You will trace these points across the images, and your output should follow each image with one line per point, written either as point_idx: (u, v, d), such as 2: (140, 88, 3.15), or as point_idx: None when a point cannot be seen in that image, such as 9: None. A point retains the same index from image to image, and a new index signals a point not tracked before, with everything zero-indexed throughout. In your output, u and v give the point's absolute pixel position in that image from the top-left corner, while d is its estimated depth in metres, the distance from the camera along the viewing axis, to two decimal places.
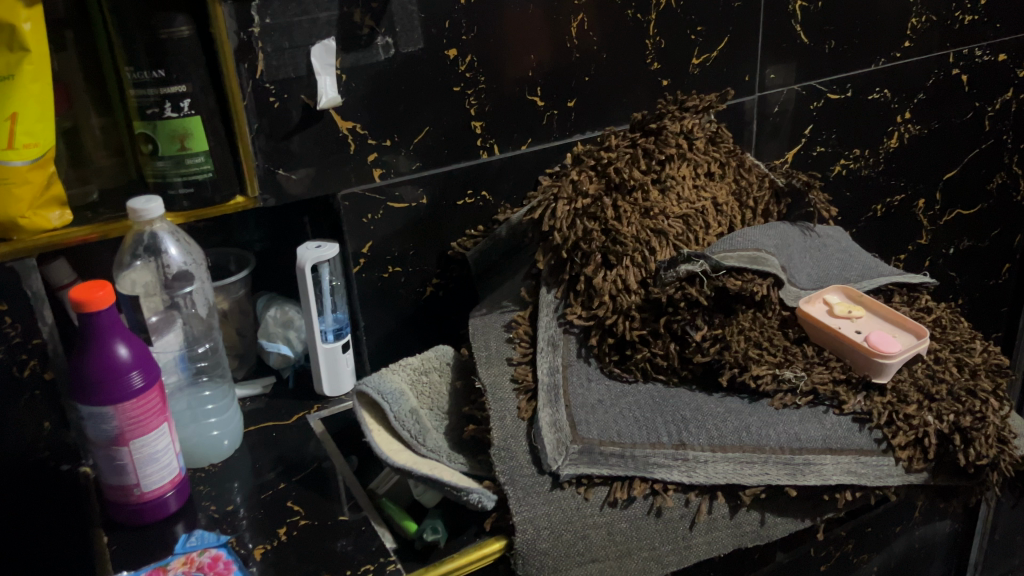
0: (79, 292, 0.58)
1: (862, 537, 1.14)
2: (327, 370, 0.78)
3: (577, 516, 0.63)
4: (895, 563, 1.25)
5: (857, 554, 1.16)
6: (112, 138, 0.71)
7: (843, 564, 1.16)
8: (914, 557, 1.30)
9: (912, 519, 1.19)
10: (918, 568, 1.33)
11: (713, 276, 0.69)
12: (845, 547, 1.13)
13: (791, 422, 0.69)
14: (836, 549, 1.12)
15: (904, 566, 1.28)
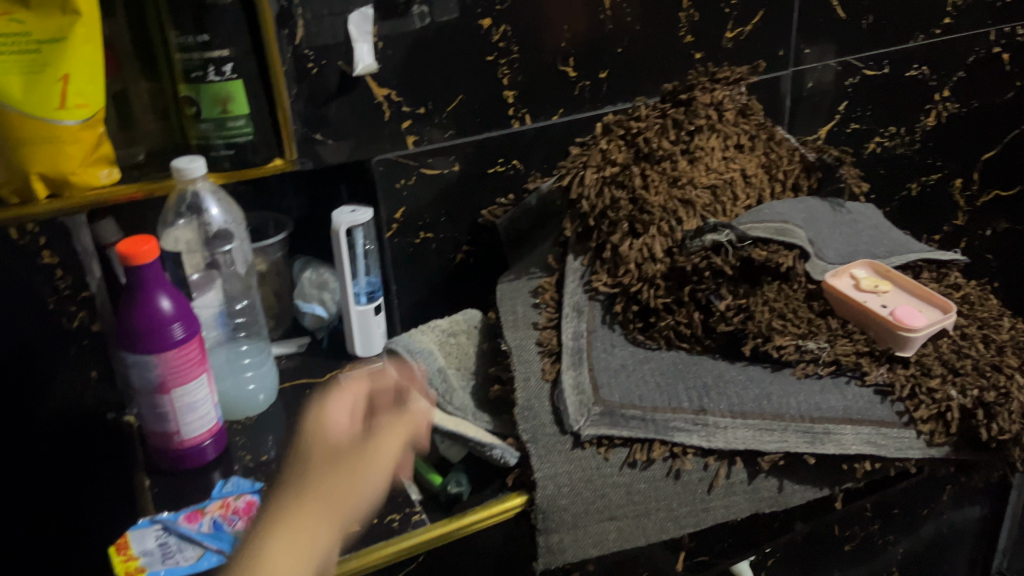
0: (125, 246, 0.61)
1: (888, 518, 1.14)
2: (360, 332, 0.81)
3: (598, 476, 0.64)
4: (921, 546, 1.25)
5: (883, 535, 1.17)
6: (158, 102, 0.73)
7: (868, 544, 1.16)
8: (941, 541, 1.30)
9: (940, 502, 1.19)
10: (944, 552, 1.32)
11: (738, 246, 0.70)
12: (870, 527, 1.13)
13: (812, 392, 0.70)
14: (861, 528, 1.12)
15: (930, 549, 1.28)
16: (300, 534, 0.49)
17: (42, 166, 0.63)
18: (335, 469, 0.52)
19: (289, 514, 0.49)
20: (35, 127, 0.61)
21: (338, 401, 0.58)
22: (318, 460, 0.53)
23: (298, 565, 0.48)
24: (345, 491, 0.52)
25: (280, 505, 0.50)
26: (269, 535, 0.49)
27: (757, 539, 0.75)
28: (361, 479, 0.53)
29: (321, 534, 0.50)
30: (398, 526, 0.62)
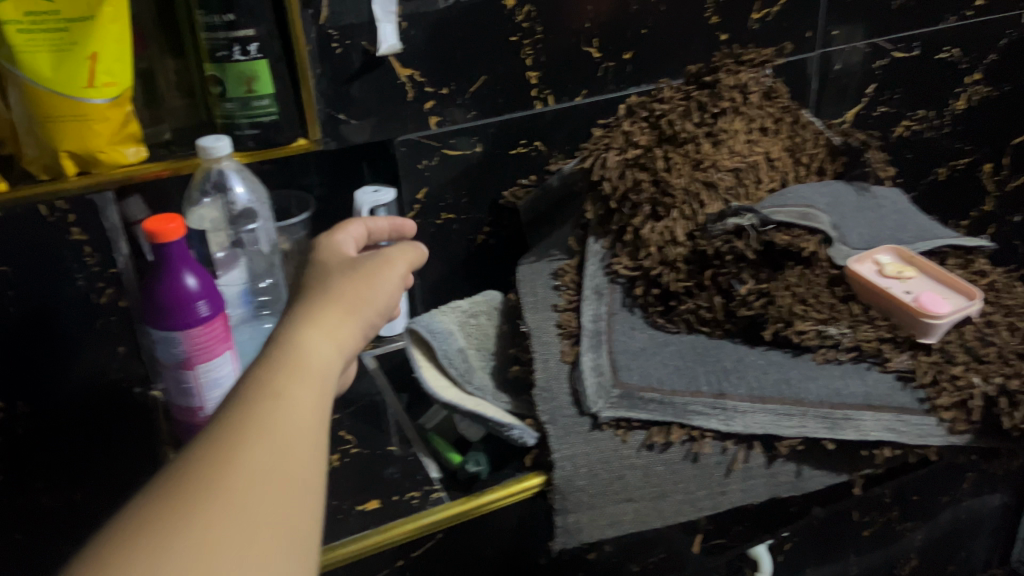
0: (153, 223, 0.62)
1: (908, 504, 1.14)
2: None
3: (615, 457, 0.65)
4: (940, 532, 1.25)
5: (901, 521, 1.16)
6: (184, 80, 0.74)
7: (886, 529, 1.16)
8: (959, 527, 1.29)
9: (961, 489, 1.19)
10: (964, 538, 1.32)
11: (761, 230, 0.70)
12: (890, 513, 1.13)
13: (833, 377, 0.70)
14: (880, 514, 1.12)
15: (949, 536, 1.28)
16: (321, 332, 0.49)
17: (70, 143, 0.64)
18: (349, 285, 0.53)
19: (312, 335, 0.48)
20: (64, 105, 0.62)
21: (349, 225, 0.61)
22: (336, 295, 0.52)
23: (327, 364, 0.48)
24: (357, 291, 0.53)
25: (300, 334, 0.48)
26: (299, 344, 0.47)
27: (775, 523, 0.75)
28: (381, 287, 0.55)
29: (344, 326, 0.51)
30: (418, 504, 0.63)
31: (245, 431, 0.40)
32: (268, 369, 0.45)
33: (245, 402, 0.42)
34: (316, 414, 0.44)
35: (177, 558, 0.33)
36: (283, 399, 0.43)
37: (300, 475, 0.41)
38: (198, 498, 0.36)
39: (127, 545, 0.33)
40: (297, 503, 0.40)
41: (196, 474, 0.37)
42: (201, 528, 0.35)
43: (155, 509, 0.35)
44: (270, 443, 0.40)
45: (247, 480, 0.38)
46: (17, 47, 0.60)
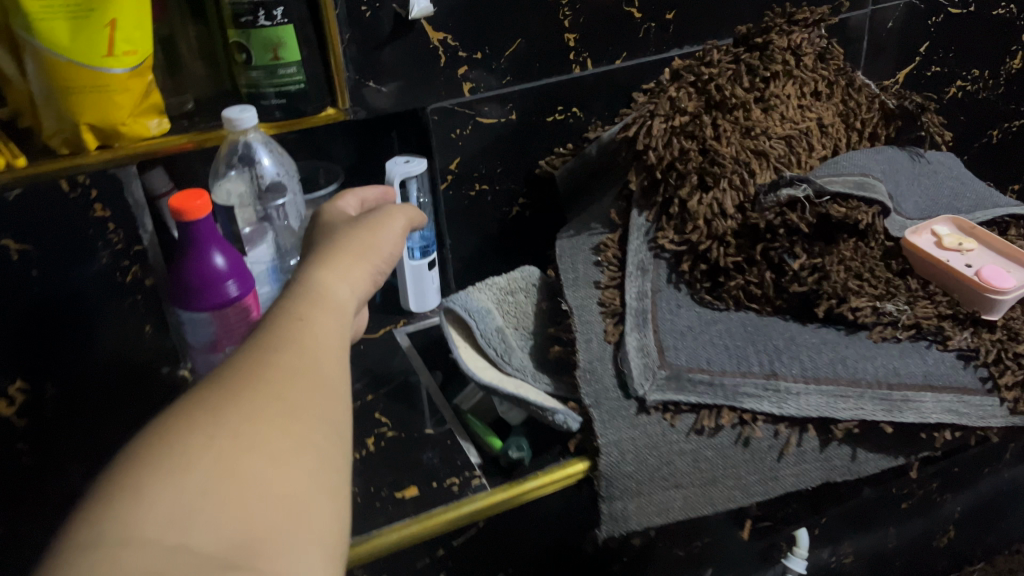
0: (177, 200, 0.59)
1: (948, 478, 1.11)
2: (414, 285, 0.80)
3: (663, 443, 0.62)
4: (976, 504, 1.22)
5: (939, 493, 1.14)
6: (207, 47, 0.70)
7: (923, 501, 1.13)
8: (996, 497, 1.27)
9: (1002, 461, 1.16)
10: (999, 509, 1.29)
11: (816, 201, 0.66)
12: (929, 487, 1.10)
13: (890, 357, 0.66)
14: (919, 488, 1.09)
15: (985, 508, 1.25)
16: (336, 271, 0.49)
17: (92, 115, 0.61)
18: (356, 233, 0.53)
19: (327, 273, 0.49)
20: (84, 76, 0.59)
21: (348, 190, 0.62)
22: (346, 242, 0.52)
23: (344, 300, 0.48)
24: (367, 237, 0.54)
25: (314, 272, 0.49)
26: (316, 279, 0.48)
27: (824, 506, 0.73)
28: (383, 237, 0.55)
29: (358, 264, 0.51)
30: (458, 491, 0.60)
31: (275, 348, 0.42)
32: (290, 301, 0.46)
33: (271, 325, 0.43)
34: (338, 340, 0.45)
35: (220, 447, 0.35)
36: (306, 323, 0.44)
37: (328, 385, 0.42)
38: (236, 397, 0.37)
39: (172, 436, 0.35)
40: (329, 410, 0.41)
41: (231, 380, 0.39)
42: (244, 418, 0.37)
43: (196, 406, 0.37)
44: (299, 353, 0.42)
45: (280, 385, 0.39)
46: (34, 15, 0.56)
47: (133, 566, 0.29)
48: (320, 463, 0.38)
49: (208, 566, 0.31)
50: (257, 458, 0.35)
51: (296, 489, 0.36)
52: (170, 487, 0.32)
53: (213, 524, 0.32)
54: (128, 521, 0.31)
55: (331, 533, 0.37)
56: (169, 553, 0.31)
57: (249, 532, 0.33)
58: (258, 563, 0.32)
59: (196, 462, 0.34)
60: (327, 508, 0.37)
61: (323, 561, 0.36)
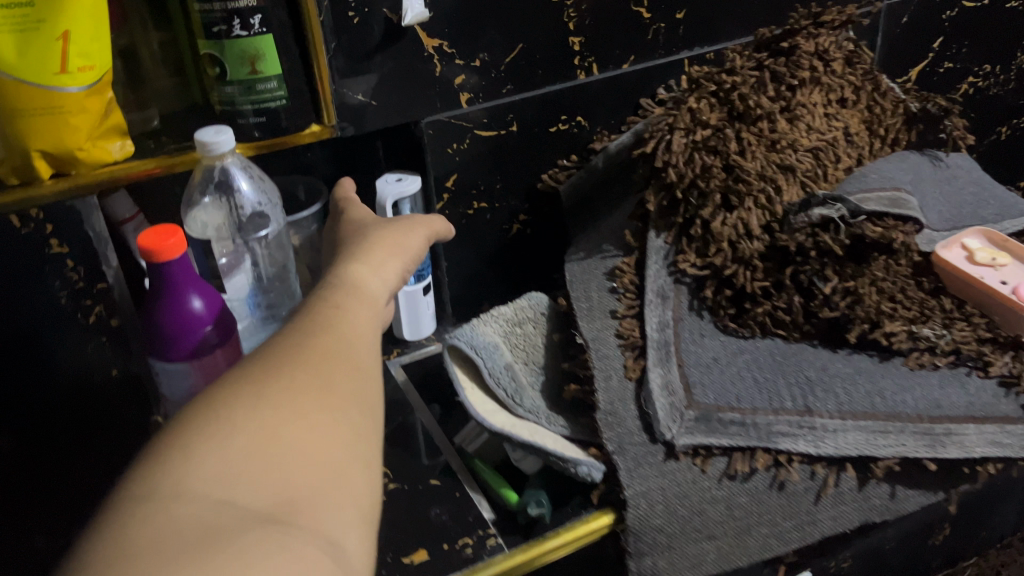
0: (147, 239, 0.51)
1: None
2: (408, 312, 0.74)
3: (694, 491, 0.57)
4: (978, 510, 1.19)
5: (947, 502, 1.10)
6: (172, 55, 0.63)
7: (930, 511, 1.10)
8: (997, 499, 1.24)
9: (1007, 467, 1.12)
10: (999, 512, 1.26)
11: (850, 222, 0.61)
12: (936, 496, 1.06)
13: (929, 387, 0.62)
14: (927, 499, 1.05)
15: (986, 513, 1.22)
16: (369, 266, 0.54)
17: (44, 140, 0.53)
18: (387, 233, 0.58)
19: (361, 267, 0.53)
20: (32, 96, 0.51)
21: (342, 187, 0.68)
22: (379, 239, 0.58)
23: (377, 293, 0.52)
24: (397, 237, 0.59)
25: (352, 266, 0.53)
26: (352, 273, 0.52)
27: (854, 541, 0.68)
28: (413, 237, 0.60)
29: (391, 259, 0.56)
30: (472, 554, 0.54)
31: (314, 330, 0.44)
32: (326, 294, 0.49)
33: (310, 314, 0.46)
34: (371, 328, 0.48)
35: (262, 414, 0.36)
36: (342, 313, 0.47)
37: (363, 364, 0.44)
38: (276, 372, 0.39)
39: (220, 406, 0.36)
40: (365, 386, 0.43)
41: (273, 358, 0.40)
42: (284, 388, 0.38)
43: (240, 381, 0.38)
44: (336, 335, 0.44)
45: (318, 363, 0.41)
46: None
47: (183, 516, 0.31)
48: (356, 433, 0.39)
49: (253, 519, 0.32)
50: (298, 426, 0.37)
51: (335, 455, 0.37)
52: (217, 446, 0.34)
53: (257, 481, 0.34)
54: (179, 478, 0.33)
55: (368, 494, 0.38)
56: (218, 505, 0.32)
57: (291, 488, 0.34)
58: (300, 518, 0.34)
59: (240, 429, 0.35)
60: (365, 474, 0.38)
61: (362, 518, 0.37)
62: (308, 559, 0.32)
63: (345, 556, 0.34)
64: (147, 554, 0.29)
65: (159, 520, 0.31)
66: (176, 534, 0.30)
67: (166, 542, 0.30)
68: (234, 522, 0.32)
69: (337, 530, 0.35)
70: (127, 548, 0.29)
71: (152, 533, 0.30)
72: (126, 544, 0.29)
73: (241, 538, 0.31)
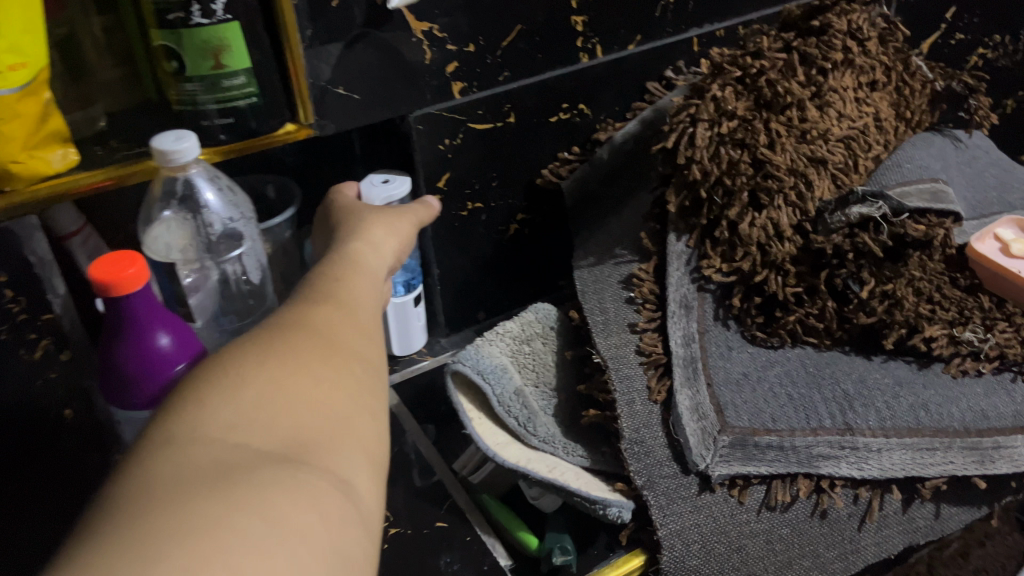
0: (102, 270, 0.44)
1: None
2: (396, 324, 0.67)
3: (731, 525, 0.51)
4: None
5: None
6: (117, 42, 0.54)
7: None
8: None
9: None
10: None
11: (893, 220, 0.56)
12: None
13: (974, 396, 0.57)
14: None
15: None
16: (369, 243, 0.49)
17: None
18: (380, 214, 0.53)
19: (360, 243, 0.48)
20: None
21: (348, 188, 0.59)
22: (371, 219, 0.52)
23: (377, 266, 0.48)
24: (394, 211, 0.55)
25: (351, 243, 0.48)
26: (351, 250, 0.47)
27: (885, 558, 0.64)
28: (406, 221, 0.54)
29: (391, 237, 0.51)
30: None
31: (322, 293, 0.41)
32: (327, 266, 0.44)
33: (310, 283, 0.42)
34: (378, 300, 0.44)
35: (276, 365, 0.34)
36: (345, 281, 0.43)
37: (368, 327, 0.40)
38: (282, 329, 0.36)
39: (227, 362, 0.34)
40: (377, 349, 0.40)
41: (281, 318, 0.38)
42: (295, 343, 0.36)
43: (246, 340, 0.36)
44: (344, 297, 0.41)
45: (324, 324, 0.38)
46: None
47: (200, 460, 0.29)
48: (365, 388, 0.36)
49: (264, 460, 0.30)
50: (306, 377, 0.34)
51: (345, 405, 0.34)
52: (229, 396, 0.32)
53: (268, 428, 0.31)
54: (191, 426, 0.30)
55: (378, 451, 0.35)
56: (231, 449, 0.30)
57: (300, 433, 0.32)
58: (311, 459, 0.31)
59: (248, 379, 0.33)
60: (375, 426, 0.36)
61: (372, 474, 0.34)
62: (322, 498, 0.29)
63: (358, 500, 0.31)
64: (162, 494, 0.27)
65: (176, 464, 0.28)
66: (189, 475, 0.28)
67: (180, 482, 0.27)
68: (248, 461, 0.29)
69: (350, 474, 0.32)
70: (144, 489, 0.27)
71: (167, 475, 0.28)
72: (141, 485, 0.27)
73: (253, 475, 0.28)
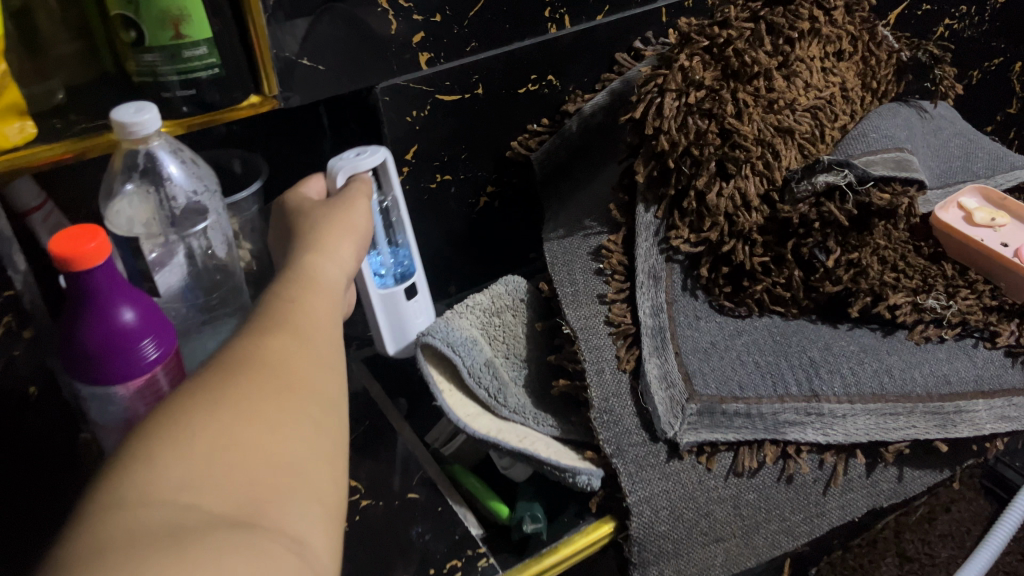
0: (62, 243, 0.43)
1: None
2: (389, 323, 0.62)
3: (700, 492, 0.52)
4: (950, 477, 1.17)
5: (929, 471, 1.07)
6: (73, 12, 0.52)
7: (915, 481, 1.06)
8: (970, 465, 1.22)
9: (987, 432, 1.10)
10: None
11: (857, 188, 0.56)
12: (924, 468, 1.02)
13: (937, 361, 0.58)
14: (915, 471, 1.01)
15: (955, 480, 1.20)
16: (324, 257, 0.49)
17: None
18: (334, 211, 0.53)
19: (314, 256, 0.48)
20: None
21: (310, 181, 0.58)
22: (326, 222, 0.52)
23: (333, 284, 0.47)
24: (345, 203, 0.54)
25: (305, 257, 0.48)
26: (307, 266, 0.47)
27: None
28: (359, 214, 0.54)
29: (348, 242, 0.51)
30: None
31: (273, 327, 0.40)
32: (280, 294, 0.44)
33: (264, 314, 0.42)
34: (332, 324, 0.44)
35: (225, 417, 0.33)
36: (297, 310, 0.42)
37: (321, 360, 0.40)
38: (233, 372, 0.36)
39: (175, 412, 0.33)
40: (329, 387, 0.39)
41: (228, 361, 0.37)
42: (245, 391, 0.35)
43: (195, 388, 0.35)
44: (295, 333, 0.40)
45: (275, 366, 0.37)
46: None
47: (154, 521, 0.28)
48: (318, 435, 0.36)
49: (218, 522, 0.29)
50: (258, 428, 0.34)
51: (298, 455, 0.34)
52: (178, 451, 0.31)
53: (221, 486, 0.31)
54: (143, 482, 0.30)
55: (331, 499, 0.35)
56: (184, 510, 0.29)
57: (253, 491, 0.31)
58: (263, 521, 0.31)
59: (200, 431, 0.32)
60: (328, 474, 0.35)
61: (325, 524, 0.34)
62: (277, 561, 0.29)
63: (311, 558, 0.31)
64: (117, 558, 0.26)
65: (129, 526, 0.28)
66: (144, 535, 0.27)
67: (134, 545, 0.27)
68: (202, 521, 0.29)
69: (304, 530, 0.32)
70: (100, 550, 0.26)
71: (119, 540, 0.27)
72: (97, 548, 0.27)
73: (209, 534, 0.28)
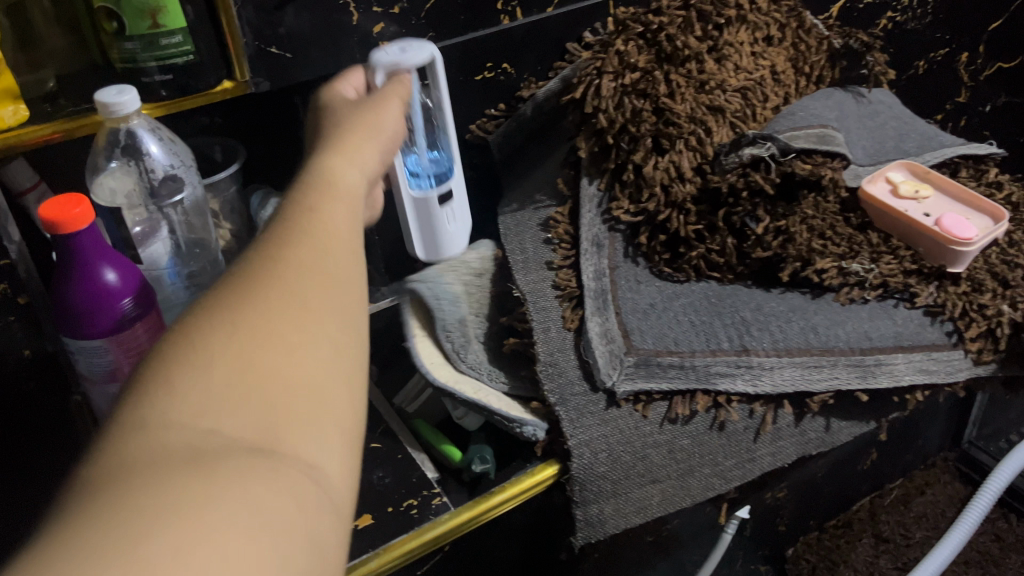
0: (50, 209, 0.48)
1: (900, 436, 1.07)
2: (420, 224, 0.64)
3: (636, 436, 0.57)
4: (916, 459, 1.21)
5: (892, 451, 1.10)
6: (65, 8, 0.58)
7: (879, 460, 1.10)
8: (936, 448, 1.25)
9: (946, 412, 1.14)
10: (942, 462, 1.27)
11: (781, 160, 0.60)
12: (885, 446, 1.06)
13: (860, 319, 0.62)
14: (874, 451, 1.05)
15: (921, 462, 1.24)
16: (347, 156, 0.45)
17: None
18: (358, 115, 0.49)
19: (333, 158, 0.44)
20: None
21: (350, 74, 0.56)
22: (349, 123, 0.48)
23: (356, 186, 0.44)
24: (366, 120, 0.49)
25: (326, 156, 0.44)
26: (325, 164, 0.43)
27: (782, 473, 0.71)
28: (389, 116, 0.50)
29: (371, 145, 0.47)
30: (418, 515, 0.54)
31: (291, 231, 0.37)
32: (298, 193, 0.40)
33: (282, 215, 0.39)
34: (356, 228, 0.41)
35: (244, 334, 0.32)
36: (317, 211, 0.39)
37: (344, 270, 0.37)
38: (249, 286, 0.34)
39: (192, 329, 0.32)
40: (352, 297, 0.37)
41: (246, 270, 0.35)
42: (264, 305, 0.33)
43: (215, 300, 0.34)
44: (315, 236, 0.37)
45: (295, 276, 0.35)
46: None
47: (171, 445, 0.28)
48: (341, 354, 0.35)
49: (237, 449, 0.29)
50: (277, 348, 0.32)
51: (320, 376, 0.33)
52: (194, 372, 0.30)
53: (239, 410, 0.30)
54: (160, 406, 0.29)
55: (353, 421, 0.34)
56: (203, 436, 0.29)
57: (272, 414, 0.31)
58: (281, 447, 0.30)
59: (217, 350, 0.31)
60: (349, 394, 0.34)
61: (346, 446, 0.33)
62: (297, 489, 0.29)
63: (328, 483, 0.31)
64: (133, 480, 0.27)
65: (146, 450, 0.28)
66: (160, 462, 0.27)
67: (153, 471, 0.27)
68: (221, 448, 0.29)
69: (323, 458, 0.32)
70: (119, 472, 0.27)
71: (139, 462, 0.27)
72: (116, 470, 0.27)
73: (228, 463, 0.28)
